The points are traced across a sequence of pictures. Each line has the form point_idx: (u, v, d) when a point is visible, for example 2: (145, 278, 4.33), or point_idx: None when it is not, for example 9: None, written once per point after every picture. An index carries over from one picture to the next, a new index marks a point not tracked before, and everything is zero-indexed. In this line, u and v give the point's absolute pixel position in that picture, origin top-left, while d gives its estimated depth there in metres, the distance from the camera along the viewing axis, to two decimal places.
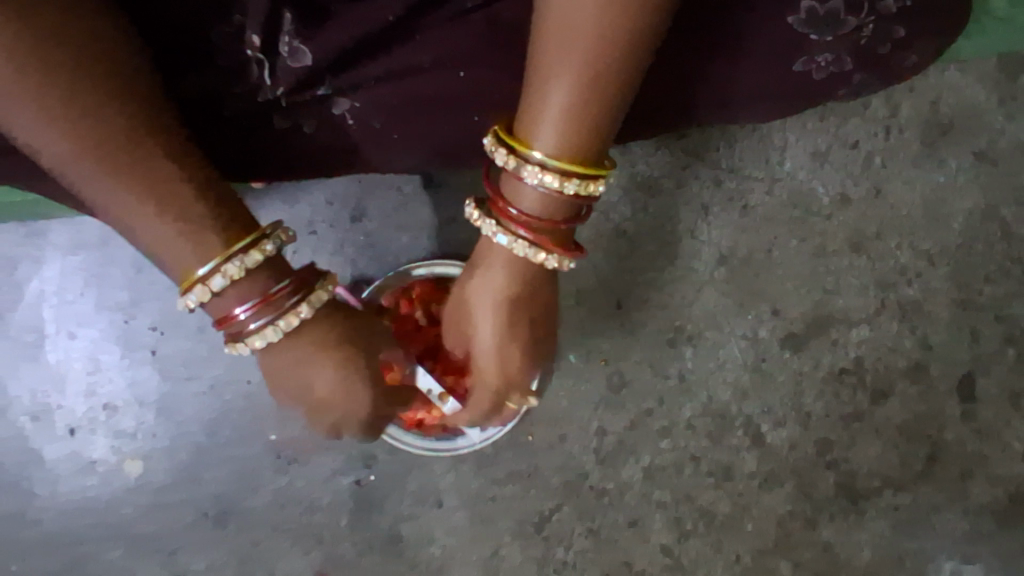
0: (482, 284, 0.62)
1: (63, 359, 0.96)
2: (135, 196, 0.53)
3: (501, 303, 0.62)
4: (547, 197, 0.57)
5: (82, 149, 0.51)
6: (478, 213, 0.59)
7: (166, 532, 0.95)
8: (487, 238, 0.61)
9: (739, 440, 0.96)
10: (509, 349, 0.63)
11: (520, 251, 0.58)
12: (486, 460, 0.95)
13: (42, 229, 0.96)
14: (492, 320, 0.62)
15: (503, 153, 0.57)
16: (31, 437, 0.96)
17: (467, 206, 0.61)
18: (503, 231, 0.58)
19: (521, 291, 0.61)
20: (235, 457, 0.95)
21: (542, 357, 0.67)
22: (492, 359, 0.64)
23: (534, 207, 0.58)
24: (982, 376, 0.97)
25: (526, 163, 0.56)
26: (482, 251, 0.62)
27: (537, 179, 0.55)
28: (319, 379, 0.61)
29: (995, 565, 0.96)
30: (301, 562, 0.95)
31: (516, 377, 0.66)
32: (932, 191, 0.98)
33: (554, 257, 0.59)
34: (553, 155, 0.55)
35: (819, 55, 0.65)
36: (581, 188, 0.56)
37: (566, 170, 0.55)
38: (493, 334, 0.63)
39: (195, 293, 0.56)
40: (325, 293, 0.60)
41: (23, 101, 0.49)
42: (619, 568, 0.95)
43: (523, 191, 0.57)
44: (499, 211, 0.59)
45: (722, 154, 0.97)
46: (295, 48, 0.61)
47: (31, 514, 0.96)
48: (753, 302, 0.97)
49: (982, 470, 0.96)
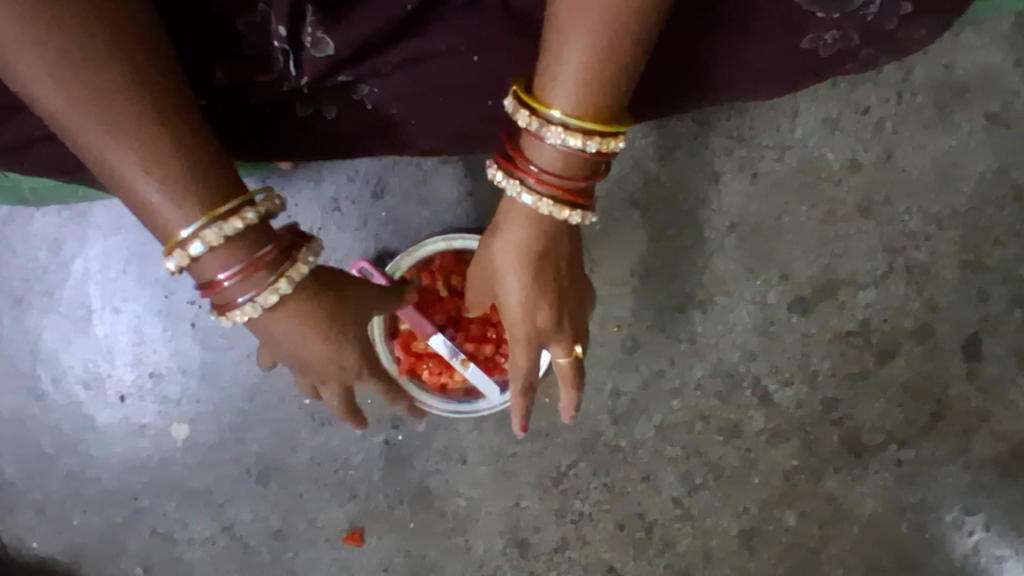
0: (507, 243, 0.66)
1: (110, 331, 1.03)
2: (131, 155, 0.53)
3: (528, 257, 0.65)
4: (569, 155, 0.60)
5: (84, 103, 0.51)
6: (500, 175, 0.62)
7: (213, 487, 1.03)
8: (508, 196, 0.64)
9: (748, 398, 1.01)
10: (540, 301, 0.67)
11: (544, 209, 0.62)
12: (507, 420, 1.01)
13: (83, 211, 1.02)
14: (521, 276, 0.66)
15: (524, 114, 0.59)
16: (87, 403, 1.04)
17: (490, 168, 0.64)
18: (527, 191, 0.61)
19: (544, 243, 0.65)
20: (273, 419, 1.02)
21: (574, 310, 0.70)
22: (526, 313, 0.67)
23: (555, 165, 0.61)
24: (988, 335, 0.99)
25: (548, 124, 0.58)
26: (503, 214, 0.66)
27: (560, 138, 0.58)
28: (311, 349, 0.64)
29: (996, 514, 1.00)
30: (337, 513, 1.03)
31: (549, 328, 0.69)
32: (944, 154, 0.99)
33: (578, 213, 0.62)
34: (573, 114, 0.58)
35: (825, 33, 0.67)
36: (602, 146, 0.59)
37: (587, 129, 0.58)
38: (524, 286, 0.66)
39: (175, 256, 0.57)
40: (307, 268, 0.61)
41: (30, 50, 0.49)
42: (633, 518, 1.02)
43: (545, 151, 0.60)
44: (522, 171, 0.62)
45: (733, 123, 0.99)
46: (319, 39, 0.63)
47: (90, 473, 1.05)
48: (763, 268, 1.00)
49: (985, 427, 1.00)
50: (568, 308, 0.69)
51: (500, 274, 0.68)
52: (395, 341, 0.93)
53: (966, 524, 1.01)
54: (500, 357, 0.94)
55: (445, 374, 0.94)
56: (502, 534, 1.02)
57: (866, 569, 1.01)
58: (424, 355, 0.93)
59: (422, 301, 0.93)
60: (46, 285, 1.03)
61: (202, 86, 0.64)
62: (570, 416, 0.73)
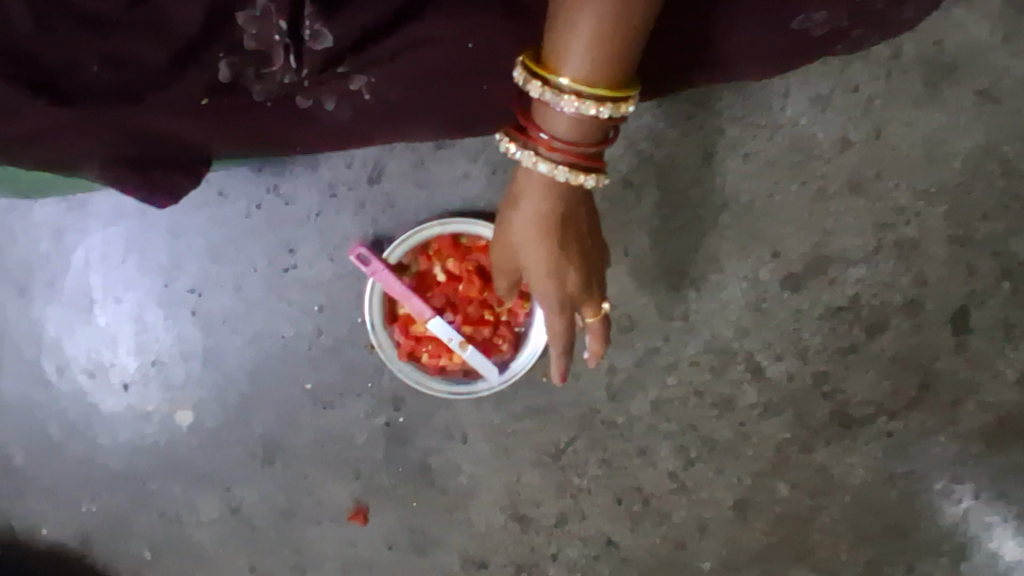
0: (526, 214, 0.66)
1: (113, 320, 1.04)
2: None
3: (549, 224, 0.66)
4: (581, 121, 0.60)
5: None
6: (516, 147, 0.63)
7: (220, 469, 1.06)
8: (525, 168, 0.65)
9: (740, 373, 1.03)
10: (565, 266, 0.68)
11: (560, 176, 0.63)
12: (506, 399, 1.03)
13: (82, 200, 1.02)
14: (543, 246, 0.67)
15: (537, 85, 0.58)
16: (91, 391, 1.06)
17: (502, 141, 0.64)
18: (542, 160, 0.62)
19: (562, 210, 0.66)
20: (276, 402, 1.04)
21: (596, 271, 0.71)
22: (550, 278, 0.68)
23: (567, 132, 0.61)
24: (976, 309, 1.01)
25: (561, 93, 0.58)
26: (519, 185, 0.66)
27: (573, 107, 0.58)
28: None
29: (984, 482, 1.03)
30: (341, 492, 1.05)
31: (575, 289, 0.70)
32: (933, 131, 1.00)
33: (592, 176, 0.64)
34: (584, 81, 0.58)
35: (816, 14, 0.67)
36: (614, 111, 0.59)
37: (600, 96, 0.58)
38: (546, 255, 0.67)
39: None
40: None
41: None
42: (630, 491, 1.05)
43: (557, 118, 0.60)
44: (535, 139, 0.62)
45: (726, 103, 1.00)
46: (317, 32, 0.62)
47: (97, 459, 1.07)
48: (754, 245, 1.02)
49: (973, 397, 1.02)
50: (590, 269, 0.70)
51: (520, 243, 0.68)
52: (394, 326, 0.96)
53: (954, 492, 1.04)
54: (499, 340, 0.97)
55: (444, 357, 0.96)
56: (504, 510, 1.05)
57: (855, 537, 1.05)
58: (423, 338, 0.96)
59: (420, 285, 0.96)
60: (47, 275, 1.03)
61: (199, 84, 0.63)
62: (594, 363, 0.77)
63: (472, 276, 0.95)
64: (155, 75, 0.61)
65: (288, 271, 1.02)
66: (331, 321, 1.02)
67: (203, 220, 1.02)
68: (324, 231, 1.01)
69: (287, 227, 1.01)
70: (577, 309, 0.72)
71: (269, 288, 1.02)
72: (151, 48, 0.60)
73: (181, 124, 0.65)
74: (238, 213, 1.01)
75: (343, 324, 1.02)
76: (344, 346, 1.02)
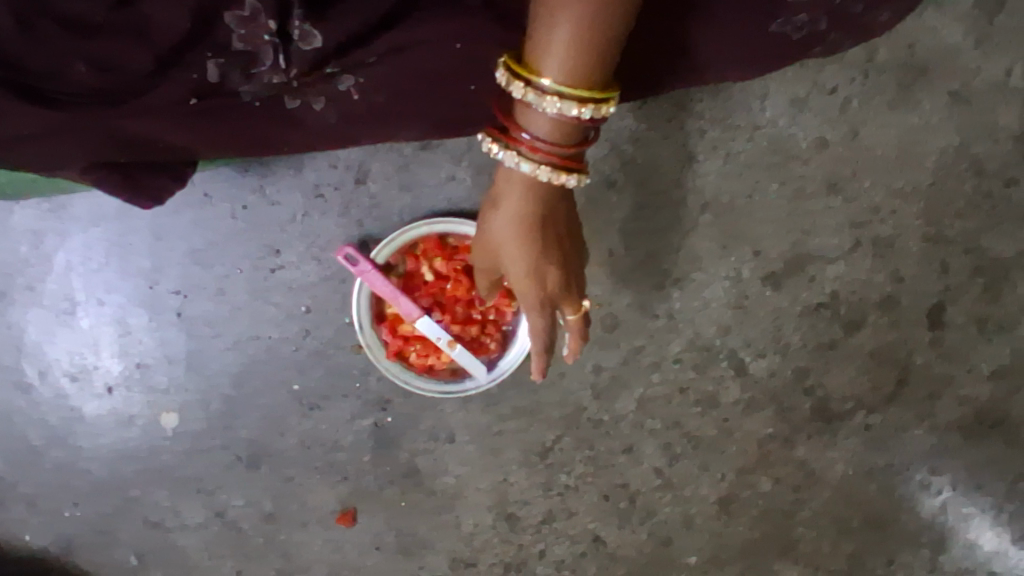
0: (507, 215, 0.67)
1: (95, 323, 1.03)
2: None
3: (529, 225, 0.67)
4: (562, 122, 0.61)
5: None
6: (498, 148, 0.63)
7: (205, 474, 1.05)
8: (507, 169, 0.66)
9: (723, 370, 1.05)
10: (545, 265, 0.69)
11: (543, 176, 0.63)
12: (493, 399, 1.04)
13: (63, 203, 1.01)
14: (524, 247, 0.68)
15: (519, 86, 0.59)
16: (73, 396, 1.05)
17: (484, 141, 0.65)
18: (525, 160, 0.63)
19: (543, 210, 0.67)
20: (260, 404, 1.04)
21: (576, 269, 0.72)
22: (532, 278, 0.69)
23: (548, 132, 0.62)
24: (950, 304, 1.04)
25: (543, 94, 0.59)
26: (500, 186, 0.67)
27: (555, 108, 0.59)
28: None
29: (960, 473, 1.06)
30: (328, 494, 1.05)
31: (555, 288, 0.70)
32: (907, 132, 1.03)
33: (574, 176, 0.64)
34: (566, 82, 0.58)
35: (795, 17, 0.68)
36: (595, 112, 0.60)
37: (581, 97, 0.59)
38: (527, 255, 0.68)
39: None
40: None
41: None
42: (616, 488, 1.06)
43: (539, 119, 0.61)
44: (517, 139, 0.63)
45: (706, 105, 1.01)
46: (306, 32, 0.61)
47: (79, 466, 1.06)
48: (736, 245, 1.04)
49: (948, 391, 1.05)
50: (571, 267, 0.71)
51: (501, 243, 0.69)
52: (382, 325, 0.96)
53: (932, 484, 1.06)
54: (486, 338, 0.98)
55: (432, 356, 0.97)
56: (491, 509, 1.06)
57: (836, 529, 1.07)
58: (411, 338, 0.96)
59: (408, 285, 0.97)
60: (27, 279, 1.02)
61: (188, 84, 0.62)
62: (574, 358, 0.78)
63: (459, 275, 0.95)
64: (142, 77, 0.61)
65: (272, 273, 1.01)
66: (317, 323, 1.02)
67: (187, 223, 1.01)
68: (310, 233, 1.01)
69: (272, 229, 1.01)
70: (558, 306, 0.72)
71: (254, 290, 1.02)
72: (137, 49, 0.59)
73: (168, 129, 0.66)
74: (223, 215, 1.01)
75: (330, 326, 1.02)
76: (331, 348, 1.02)
